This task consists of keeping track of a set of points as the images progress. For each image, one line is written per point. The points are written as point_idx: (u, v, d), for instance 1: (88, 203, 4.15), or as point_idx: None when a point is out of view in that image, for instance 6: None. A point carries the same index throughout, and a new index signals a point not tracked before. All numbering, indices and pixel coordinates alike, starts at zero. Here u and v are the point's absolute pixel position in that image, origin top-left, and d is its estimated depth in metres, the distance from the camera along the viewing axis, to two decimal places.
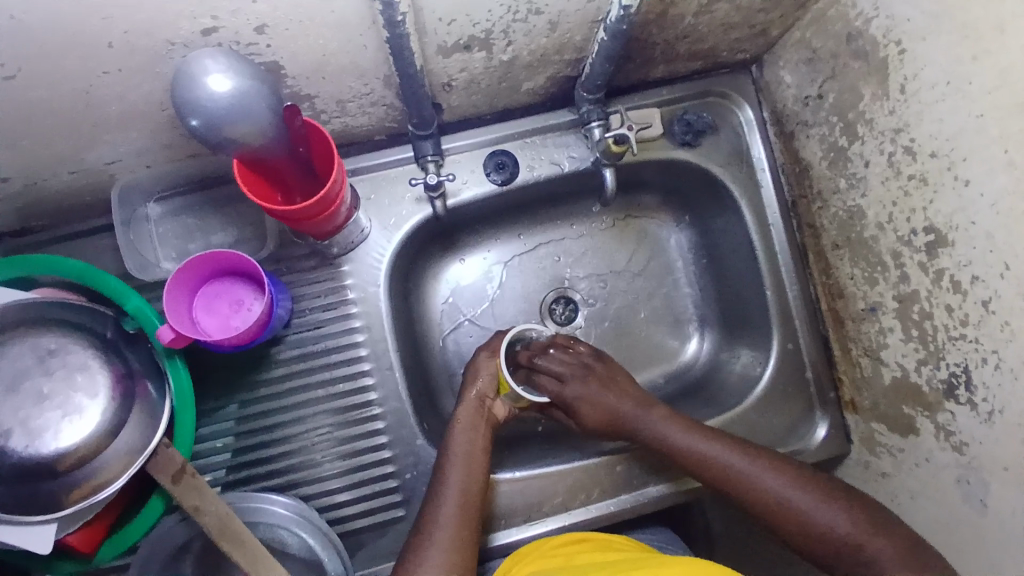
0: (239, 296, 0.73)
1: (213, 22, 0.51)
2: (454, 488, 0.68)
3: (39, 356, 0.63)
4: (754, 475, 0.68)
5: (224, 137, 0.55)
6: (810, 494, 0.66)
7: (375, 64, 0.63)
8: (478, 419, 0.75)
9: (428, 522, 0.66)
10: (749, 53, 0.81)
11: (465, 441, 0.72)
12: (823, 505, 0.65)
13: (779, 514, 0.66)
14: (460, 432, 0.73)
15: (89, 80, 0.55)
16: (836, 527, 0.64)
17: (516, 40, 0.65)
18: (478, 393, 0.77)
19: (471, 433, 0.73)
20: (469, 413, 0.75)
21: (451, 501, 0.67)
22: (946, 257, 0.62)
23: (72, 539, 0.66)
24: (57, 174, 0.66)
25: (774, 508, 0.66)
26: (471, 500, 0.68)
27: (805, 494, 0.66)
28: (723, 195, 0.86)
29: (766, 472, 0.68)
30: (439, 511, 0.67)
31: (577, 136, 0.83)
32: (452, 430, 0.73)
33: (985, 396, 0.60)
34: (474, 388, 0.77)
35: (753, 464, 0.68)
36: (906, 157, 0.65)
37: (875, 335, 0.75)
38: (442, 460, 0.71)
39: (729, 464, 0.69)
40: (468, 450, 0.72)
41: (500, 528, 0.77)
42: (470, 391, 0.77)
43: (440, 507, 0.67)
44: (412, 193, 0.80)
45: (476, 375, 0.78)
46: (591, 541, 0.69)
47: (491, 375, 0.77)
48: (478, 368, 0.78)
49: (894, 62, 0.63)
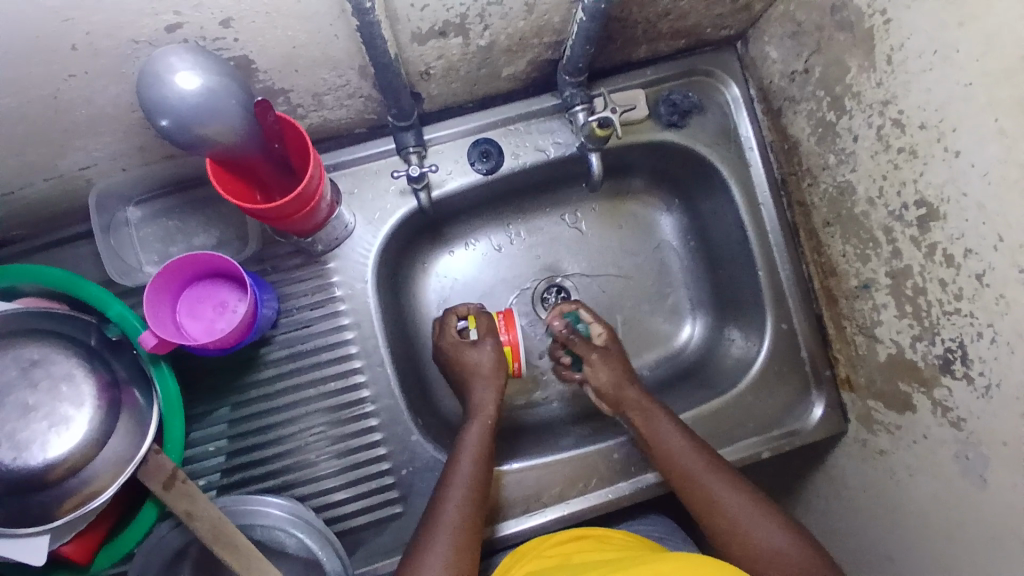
0: (223, 298, 0.72)
1: (176, 18, 0.50)
2: (460, 488, 0.68)
3: (22, 367, 0.62)
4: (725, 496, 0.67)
5: (195, 136, 0.54)
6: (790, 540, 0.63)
7: (348, 55, 0.62)
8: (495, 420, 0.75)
9: (436, 512, 0.66)
10: (733, 29, 0.79)
11: (476, 441, 0.72)
12: (793, 551, 0.62)
13: (731, 534, 0.65)
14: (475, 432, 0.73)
15: (56, 85, 0.53)
16: (790, 562, 0.61)
17: (492, 24, 0.64)
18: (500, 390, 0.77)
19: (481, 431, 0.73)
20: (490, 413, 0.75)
21: (459, 490, 0.68)
22: (938, 231, 0.61)
23: (67, 550, 0.65)
24: (32, 182, 0.65)
25: (729, 527, 0.65)
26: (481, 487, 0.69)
27: (777, 532, 0.63)
28: (712, 176, 0.84)
29: (731, 491, 0.67)
30: (451, 501, 0.67)
31: (562, 121, 0.81)
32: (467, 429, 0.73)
33: (982, 370, 0.60)
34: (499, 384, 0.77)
35: (724, 483, 0.68)
36: (895, 130, 0.64)
37: (869, 312, 0.74)
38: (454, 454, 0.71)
39: (699, 473, 0.69)
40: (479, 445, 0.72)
41: (507, 518, 0.76)
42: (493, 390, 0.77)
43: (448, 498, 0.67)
44: (396, 186, 0.79)
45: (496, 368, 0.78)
46: (590, 537, 0.68)
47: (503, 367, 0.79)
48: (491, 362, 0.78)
49: (879, 32, 0.62)
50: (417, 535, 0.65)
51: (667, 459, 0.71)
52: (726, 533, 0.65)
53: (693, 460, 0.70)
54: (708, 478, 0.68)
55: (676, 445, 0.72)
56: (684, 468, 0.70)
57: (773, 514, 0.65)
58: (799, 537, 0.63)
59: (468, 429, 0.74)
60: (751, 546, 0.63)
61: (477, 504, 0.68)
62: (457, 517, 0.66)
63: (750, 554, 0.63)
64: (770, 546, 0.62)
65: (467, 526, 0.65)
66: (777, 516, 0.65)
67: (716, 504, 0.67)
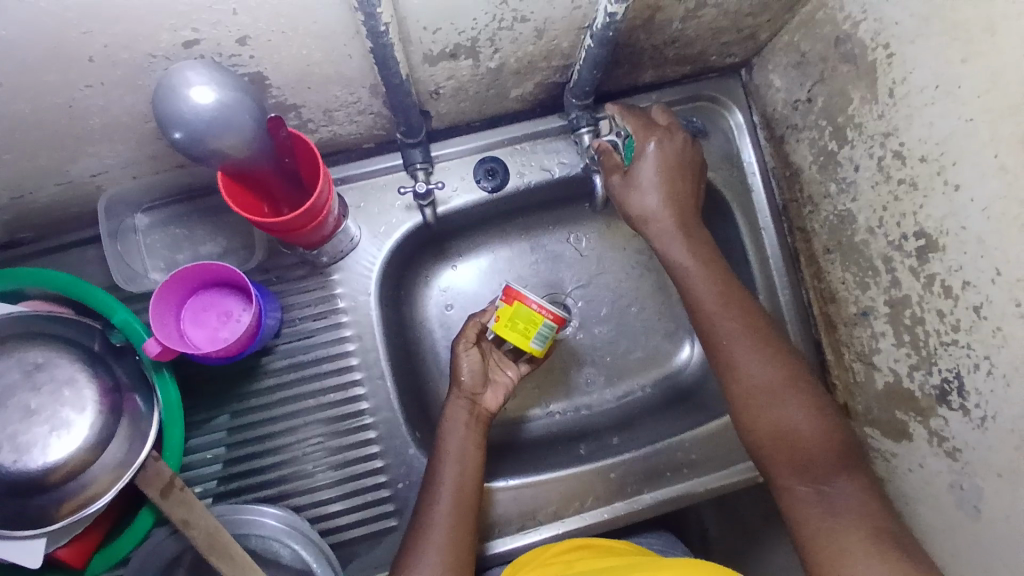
0: (228, 307, 0.72)
1: (194, 34, 0.51)
2: (447, 493, 0.69)
3: (26, 370, 0.63)
4: (748, 359, 0.67)
5: (208, 149, 0.55)
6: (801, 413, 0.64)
7: (360, 73, 0.63)
8: (472, 418, 0.74)
9: (426, 514, 0.68)
10: (738, 57, 0.81)
11: (457, 442, 0.72)
12: (801, 427, 0.64)
13: (748, 404, 0.66)
14: (456, 431, 0.73)
15: (72, 94, 0.54)
16: (798, 438, 0.63)
17: (503, 48, 0.65)
18: (469, 390, 0.76)
19: (461, 434, 0.73)
20: (462, 411, 0.75)
21: (445, 490, 0.69)
22: (936, 262, 0.62)
23: (62, 553, 0.65)
24: (43, 187, 0.66)
25: (754, 406, 0.66)
26: (466, 488, 0.70)
27: (796, 415, 0.64)
28: (715, 201, 0.85)
29: (755, 362, 0.67)
30: (438, 501, 0.68)
31: (567, 142, 0.82)
32: (445, 431, 0.73)
33: (978, 402, 0.60)
34: (463, 386, 0.75)
35: (750, 348, 0.67)
36: (896, 162, 0.65)
37: (868, 340, 0.74)
38: (435, 456, 0.72)
39: (737, 355, 0.67)
40: (461, 444, 0.72)
41: (495, 537, 0.77)
42: (461, 385, 0.76)
43: (436, 501, 0.68)
44: (402, 202, 0.80)
45: (466, 368, 0.76)
46: (593, 547, 0.69)
47: (474, 369, 0.76)
48: (466, 360, 0.76)
49: (883, 66, 0.63)
50: (410, 534, 0.68)
51: (701, 320, 0.70)
52: (746, 413, 0.66)
53: (733, 338, 0.68)
54: (743, 359, 0.67)
55: (711, 309, 0.70)
56: (723, 345, 0.68)
57: (802, 397, 0.65)
58: (821, 420, 0.64)
59: (446, 429, 0.73)
60: (763, 418, 0.65)
61: (466, 500, 0.69)
62: (446, 520, 0.67)
63: (760, 426, 0.65)
64: (784, 423, 0.64)
65: (457, 530, 0.67)
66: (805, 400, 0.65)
67: (737, 373, 0.67)
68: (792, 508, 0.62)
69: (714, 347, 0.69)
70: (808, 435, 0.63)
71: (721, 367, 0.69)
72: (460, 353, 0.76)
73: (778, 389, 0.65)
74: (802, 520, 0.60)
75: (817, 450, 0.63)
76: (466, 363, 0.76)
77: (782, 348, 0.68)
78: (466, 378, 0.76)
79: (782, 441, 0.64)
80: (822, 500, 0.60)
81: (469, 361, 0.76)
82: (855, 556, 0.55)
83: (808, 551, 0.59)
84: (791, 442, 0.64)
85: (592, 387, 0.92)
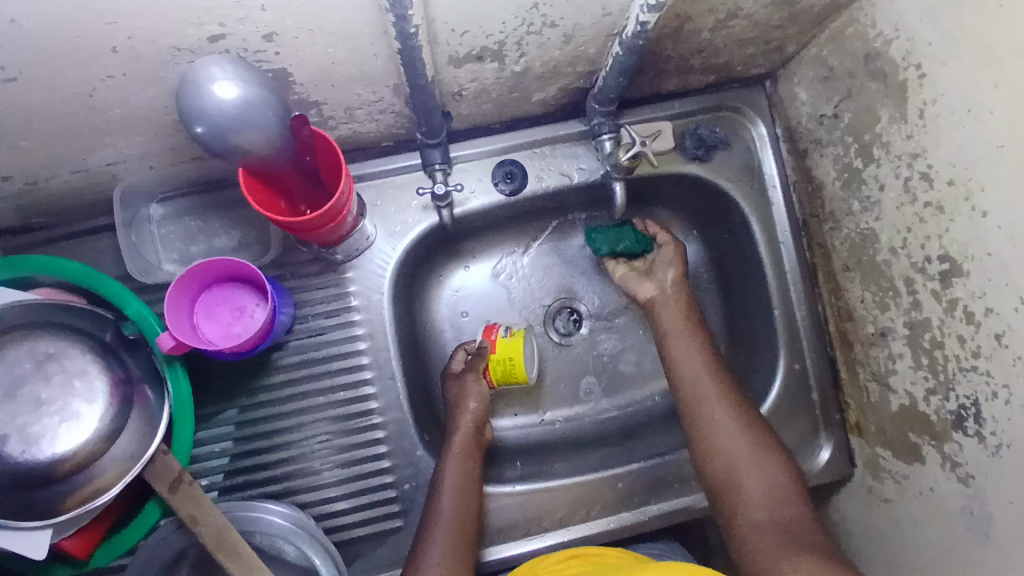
0: (241, 303, 0.72)
1: (220, 29, 0.50)
2: (446, 523, 0.69)
3: (37, 361, 0.62)
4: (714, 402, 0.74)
5: (230, 145, 0.54)
6: (763, 464, 0.69)
7: (384, 73, 0.62)
8: (471, 450, 0.76)
9: (424, 544, 0.68)
10: (764, 68, 0.80)
11: (457, 474, 0.73)
12: (758, 473, 0.68)
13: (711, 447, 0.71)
14: (455, 463, 0.74)
15: (92, 85, 0.53)
16: (755, 482, 0.68)
17: (529, 52, 0.64)
18: (473, 421, 0.78)
19: (461, 466, 0.74)
20: (465, 443, 0.76)
21: (447, 493, 0.72)
22: (959, 287, 0.61)
23: (67, 544, 0.66)
24: (58, 174, 0.65)
25: (719, 458, 0.71)
26: (468, 491, 0.72)
27: (757, 468, 0.69)
28: (734, 212, 0.85)
29: (722, 408, 0.73)
30: (440, 503, 0.71)
31: (588, 147, 0.82)
32: (445, 462, 0.74)
33: (994, 430, 0.60)
34: (469, 416, 0.78)
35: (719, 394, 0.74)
36: (923, 184, 0.64)
37: (884, 360, 0.74)
38: (434, 486, 0.73)
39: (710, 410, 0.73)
40: (461, 478, 0.73)
41: (495, 542, 0.76)
42: (466, 418, 0.78)
43: (434, 531, 0.69)
44: (419, 201, 0.79)
45: (471, 398, 0.79)
46: (581, 557, 0.69)
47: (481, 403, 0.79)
48: (473, 392, 0.79)
49: (913, 86, 0.62)
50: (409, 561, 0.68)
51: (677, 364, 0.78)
52: (711, 460, 0.71)
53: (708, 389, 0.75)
54: (712, 401, 0.74)
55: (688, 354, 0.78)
56: (696, 398, 0.74)
57: (766, 456, 0.70)
58: (778, 465, 0.69)
59: (447, 461, 0.74)
60: (724, 460, 0.70)
61: (464, 533, 0.70)
62: (449, 523, 0.70)
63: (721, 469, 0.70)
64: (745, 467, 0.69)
65: (456, 559, 0.67)
66: (769, 458, 0.69)
67: (705, 416, 0.73)
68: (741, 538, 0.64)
69: (688, 401, 0.75)
70: (765, 481, 0.68)
71: (692, 422, 0.74)
72: (471, 384, 0.79)
73: (741, 435, 0.71)
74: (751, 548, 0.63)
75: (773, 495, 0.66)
76: (473, 395, 0.79)
77: (751, 411, 0.73)
78: (471, 411, 0.78)
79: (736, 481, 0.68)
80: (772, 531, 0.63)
81: (477, 393, 0.79)
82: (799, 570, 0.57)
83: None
84: (747, 483, 0.68)
85: (592, 397, 0.91)
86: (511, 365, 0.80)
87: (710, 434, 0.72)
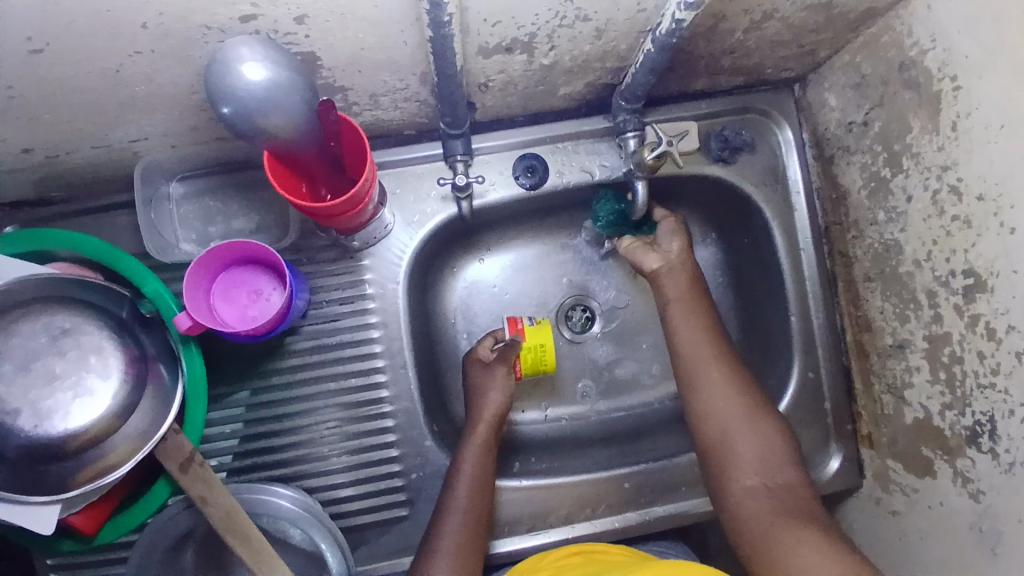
0: (257, 286, 0.72)
1: (252, 9, 0.50)
2: (461, 512, 0.69)
3: (51, 336, 0.62)
4: (711, 369, 0.71)
5: (256, 127, 0.54)
6: (759, 428, 0.68)
7: (413, 61, 0.62)
8: (490, 441, 0.76)
9: (438, 531, 0.68)
10: (794, 71, 0.79)
11: (476, 464, 0.73)
12: (753, 441, 0.67)
13: (705, 414, 0.70)
14: (473, 453, 0.74)
15: (119, 60, 0.53)
16: (749, 450, 0.67)
17: (559, 45, 0.63)
18: (495, 412, 0.77)
19: (479, 457, 0.74)
20: (486, 434, 0.76)
21: (463, 480, 0.72)
22: (983, 303, 0.60)
23: (75, 519, 0.66)
24: (80, 149, 0.65)
25: (714, 425, 0.69)
26: (484, 481, 0.72)
27: (749, 432, 0.68)
28: (755, 216, 0.84)
29: (716, 373, 0.71)
30: (456, 490, 0.71)
31: (611, 145, 0.81)
32: (463, 451, 0.74)
33: (1008, 448, 0.59)
34: (492, 407, 0.77)
35: (713, 359, 0.72)
36: (951, 197, 0.63)
37: (900, 373, 0.73)
38: (451, 474, 0.73)
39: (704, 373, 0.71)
40: (479, 468, 0.73)
41: (501, 536, 0.77)
42: (488, 409, 0.77)
43: (449, 520, 0.69)
44: (438, 191, 0.79)
45: (494, 389, 0.78)
46: (582, 555, 0.69)
47: (505, 396, 0.79)
48: (497, 383, 0.79)
49: (947, 97, 0.61)
50: (421, 547, 0.68)
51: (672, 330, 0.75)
52: (705, 421, 0.70)
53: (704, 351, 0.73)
54: (707, 368, 0.72)
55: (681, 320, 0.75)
56: (692, 363, 0.72)
57: (761, 420, 0.68)
58: (773, 431, 0.68)
59: (466, 450, 0.74)
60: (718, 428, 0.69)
61: (478, 523, 0.70)
62: (464, 511, 0.69)
63: (716, 436, 0.69)
64: (739, 433, 0.68)
65: (468, 548, 0.67)
66: (764, 422, 0.68)
67: (699, 382, 0.71)
68: (737, 507, 0.64)
69: (681, 364, 0.73)
70: (758, 446, 0.67)
71: (687, 386, 0.72)
72: (498, 375, 0.79)
73: (735, 400, 0.70)
74: (746, 520, 0.63)
75: (767, 461, 0.66)
76: (498, 384, 0.79)
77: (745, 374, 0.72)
78: (494, 402, 0.78)
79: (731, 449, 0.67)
80: (768, 501, 0.63)
81: (501, 383, 0.79)
82: (806, 551, 0.57)
83: (750, 553, 0.61)
84: (740, 450, 0.67)
85: (596, 397, 0.90)
86: (542, 353, 0.82)
87: (704, 400, 0.70)
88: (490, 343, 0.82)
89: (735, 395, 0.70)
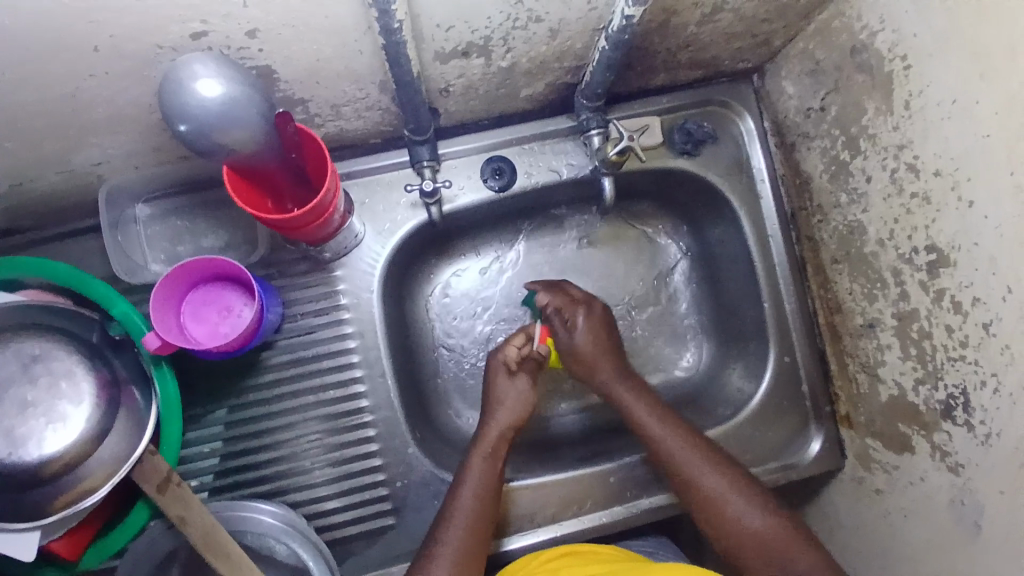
0: (229, 302, 0.71)
1: (202, 26, 0.50)
2: (463, 521, 0.68)
3: (23, 363, 0.62)
4: (688, 456, 0.71)
5: (214, 142, 0.54)
6: (749, 504, 0.67)
7: (370, 70, 0.62)
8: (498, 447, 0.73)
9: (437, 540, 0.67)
10: (751, 62, 0.80)
11: (481, 471, 0.71)
12: (753, 521, 0.66)
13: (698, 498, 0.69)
14: (479, 463, 0.71)
15: (75, 84, 0.53)
16: (752, 531, 0.66)
17: (515, 47, 0.64)
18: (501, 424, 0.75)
19: (485, 466, 0.71)
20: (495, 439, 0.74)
21: (468, 487, 0.70)
22: (946, 277, 0.62)
23: (56, 546, 0.65)
24: (44, 175, 0.65)
25: (711, 513, 0.68)
26: (490, 486, 0.70)
27: (740, 500, 0.68)
28: (723, 206, 0.85)
29: (694, 457, 0.71)
30: (460, 495, 0.69)
31: (575, 143, 0.81)
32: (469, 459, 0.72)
33: (983, 419, 0.60)
34: (500, 417, 0.75)
35: (683, 443, 0.72)
36: (909, 175, 0.64)
37: (873, 351, 0.74)
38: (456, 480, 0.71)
39: (673, 449, 0.72)
40: (485, 479, 0.71)
41: (512, 533, 0.77)
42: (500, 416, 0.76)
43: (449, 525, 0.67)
44: (407, 198, 0.79)
45: (506, 397, 0.77)
46: (576, 555, 0.68)
47: (517, 401, 0.76)
48: (511, 394, 0.77)
49: (899, 77, 0.62)
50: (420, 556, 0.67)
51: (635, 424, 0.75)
52: (702, 506, 0.69)
53: (670, 437, 0.72)
54: (682, 453, 0.71)
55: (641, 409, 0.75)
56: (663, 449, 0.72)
57: (748, 494, 0.68)
58: (771, 513, 0.67)
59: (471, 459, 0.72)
60: (716, 507, 0.68)
61: (478, 530, 0.68)
62: (467, 515, 0.68)
63: (719, 525, 0.68)
64: (738, 514, 0.67)
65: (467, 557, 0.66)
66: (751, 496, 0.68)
67: (679, 467, 0.71)
68: None
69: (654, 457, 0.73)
70: (756, 518, 0.66)
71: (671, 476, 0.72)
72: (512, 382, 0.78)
73: (712, 477, 0.69)
74: None
75: (776, 544, 0.65)
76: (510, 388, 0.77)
77: (720, 452, 0.72)
78: (506, 413, 0.76)
79: (743, 538, 0.66)
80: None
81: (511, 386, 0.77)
82: None
83: None
84: (747, 530, 0.66)
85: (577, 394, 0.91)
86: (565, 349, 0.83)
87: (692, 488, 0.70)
88: (518, 346, 0.79)
89: (712, 473, 0.70)
